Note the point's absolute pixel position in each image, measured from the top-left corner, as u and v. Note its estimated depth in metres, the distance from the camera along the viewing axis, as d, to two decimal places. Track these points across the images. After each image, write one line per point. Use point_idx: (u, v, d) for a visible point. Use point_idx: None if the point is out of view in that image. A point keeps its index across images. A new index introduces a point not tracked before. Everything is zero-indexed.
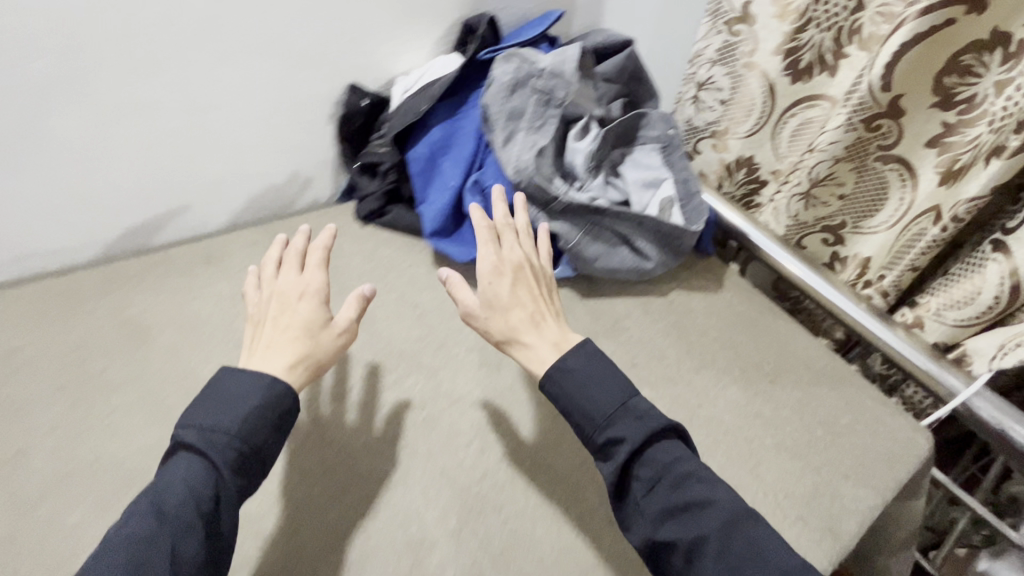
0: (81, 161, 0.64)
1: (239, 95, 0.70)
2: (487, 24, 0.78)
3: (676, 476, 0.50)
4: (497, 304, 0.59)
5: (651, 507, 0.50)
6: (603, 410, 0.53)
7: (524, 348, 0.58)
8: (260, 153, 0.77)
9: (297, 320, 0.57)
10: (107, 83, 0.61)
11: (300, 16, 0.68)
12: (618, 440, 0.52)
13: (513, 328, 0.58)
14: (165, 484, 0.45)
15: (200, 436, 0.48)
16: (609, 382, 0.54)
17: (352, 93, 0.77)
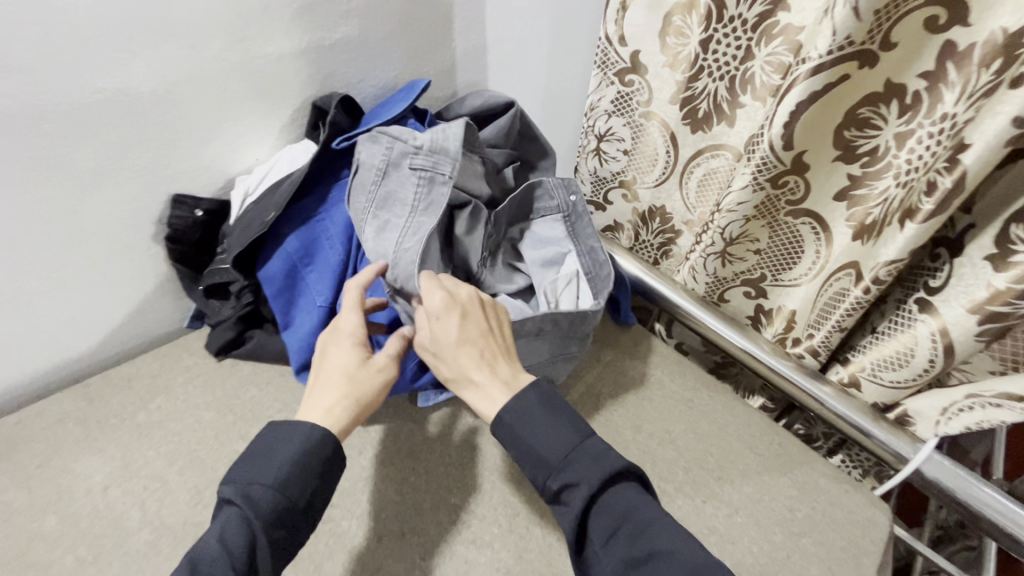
0: None
1: (14, 228, 0.54)
2: (338, 104, 0.67)
3: (636, 525, 0.45)
4: (445, 343, 0.52)
5: (610, 560, 0.44)
6: (557, 453, 0.48)
7: (476, 390, 0.52)
8: (58, 295, 0.60)
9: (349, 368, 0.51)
10: None
11: (80, 133, 0.53)
12: (573, 487, 0.47)
13: (462, 371, 0.52)
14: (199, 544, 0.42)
15: (241, 483, 0.45)
16: (564, 427, 0.50)
17: (178, 206, 0.63)
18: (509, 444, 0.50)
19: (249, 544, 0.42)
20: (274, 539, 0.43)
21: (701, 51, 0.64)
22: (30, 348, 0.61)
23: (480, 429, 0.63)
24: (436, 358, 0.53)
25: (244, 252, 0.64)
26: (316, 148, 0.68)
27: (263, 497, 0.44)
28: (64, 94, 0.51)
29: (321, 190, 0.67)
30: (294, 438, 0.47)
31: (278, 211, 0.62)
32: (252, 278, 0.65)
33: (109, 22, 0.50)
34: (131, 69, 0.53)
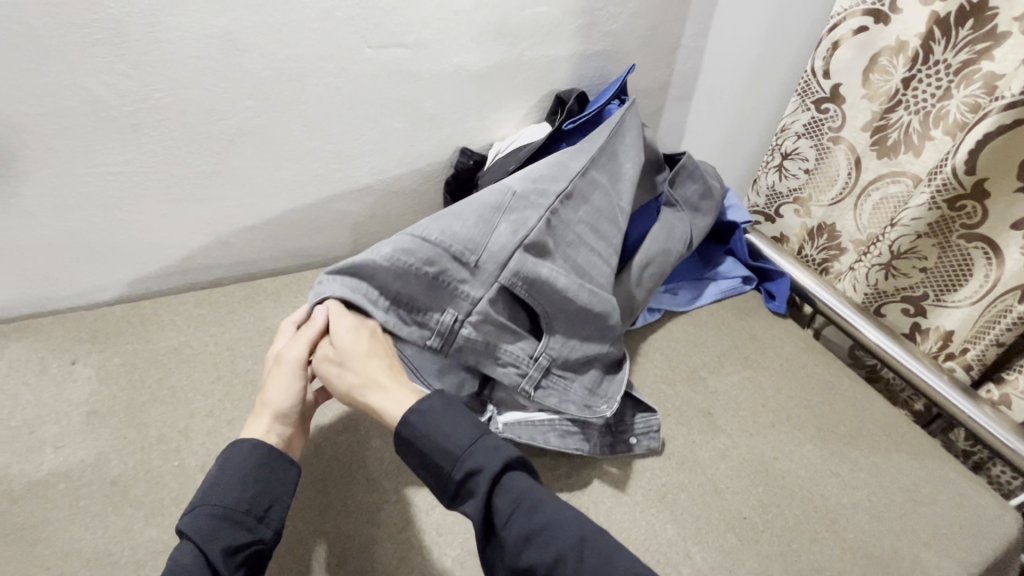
0: (247, 192, 0.77)
1: (378, 143, 0.83)
2: (576, 98, 0.89)
3: (531, 505, 0.49)
4: (354, 354, 0.57)
5: (512, 537, 0.48)
6: (461, 445, 0.51)
7: (383, 393, 0.56)
8: (379, 196, 0.89)
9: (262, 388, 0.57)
10: (285, 135, 0.75)
11: (432, 89, 0.81)
12: (476, 474, 0.50)
13: (368, 378, 0.56)
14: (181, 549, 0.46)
15: (196, 517, 0.48)
16: (465, 422, 0.53)
17: (462, 155, 0.90)
18: (407, 443, 0.53)
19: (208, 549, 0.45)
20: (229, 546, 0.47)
21: (902, 87, 0.75)
22: (352, 228, 0.90)
23: (644, 354, 0.80)
24: (340, 368, 0.57)
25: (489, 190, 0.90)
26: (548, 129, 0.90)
27: (209, 517, 0.47)
28: (431, 63, 0.78)
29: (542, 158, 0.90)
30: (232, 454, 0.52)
31: (516, 166, 0.87)
32: None
33: (466, 23, 0.76)
34: (468, 53, 0.80)
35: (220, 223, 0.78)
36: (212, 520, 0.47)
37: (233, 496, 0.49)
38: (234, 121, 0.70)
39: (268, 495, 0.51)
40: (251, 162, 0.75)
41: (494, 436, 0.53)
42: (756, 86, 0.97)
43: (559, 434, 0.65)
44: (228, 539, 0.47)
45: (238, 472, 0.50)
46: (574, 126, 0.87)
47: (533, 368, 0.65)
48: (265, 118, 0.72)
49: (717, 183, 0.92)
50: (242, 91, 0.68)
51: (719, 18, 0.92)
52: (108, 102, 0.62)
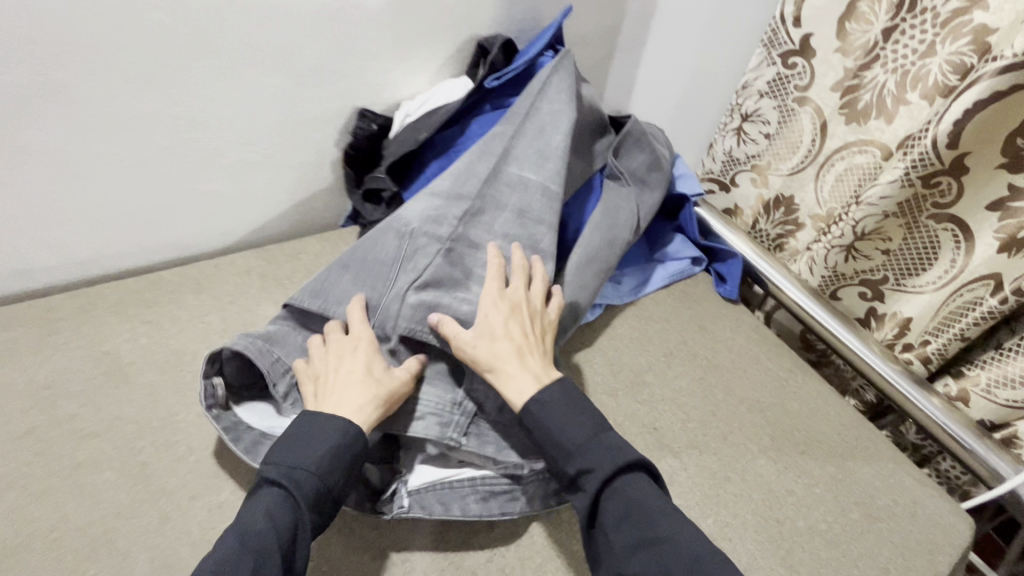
0: (63, 174, 0.58)
1: (246, 105, 0.64)
2: (500, 47, 0.73)
3: (645, 510, 0.46)
4: (489, 333, 0.53)
5: (620, 542, 0.45)
6: (574, 440, 0.49)
7: (508, 381, 0.52)
8: (258, 173, 0.71)
9: (355, 367, 0.51)
10: (103, 94, 0.55)
11: (314, 34, 0.63)
12: (588, 473, 0.47)
13: (496, 357, 0.52)
14: (249, 519, 0.42)
15: (287, 468, 0.44)
16: (581, 416, 0.50)
17: (360, 120, 0.72)
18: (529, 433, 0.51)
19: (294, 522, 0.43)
20: (316, 519, 0.44)
21: (882, 39, 0.65)
22: (226, 216, 0.72)
23: (583, 358, 0.69)
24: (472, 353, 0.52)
25: (396, 162, 0.74)
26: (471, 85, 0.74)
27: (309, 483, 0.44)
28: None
29: (461, 124, 0.75)
30: (323, 424, 0.47)
31: (429, 133, 0.71)
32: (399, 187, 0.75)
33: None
34: None
35: (28, 215, 0.59)
36: (302, 475, 0.44)
37: (325, 459, 0.45)
38: (17, 76, 0.51)
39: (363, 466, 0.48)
40: (61, 134, 0.56)
41: (612, 437, 0.50)
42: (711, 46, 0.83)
43: (479, 497, 0.54)
44: (312, 501, 0.44)
45: (334, 438, 0.46)
46: (497, 84, 0.72)
47: (455, 412, 0.55)
48: (69, 71, 0.53)
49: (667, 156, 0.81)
50: (22, 33, 0.49)
51: None
52: None
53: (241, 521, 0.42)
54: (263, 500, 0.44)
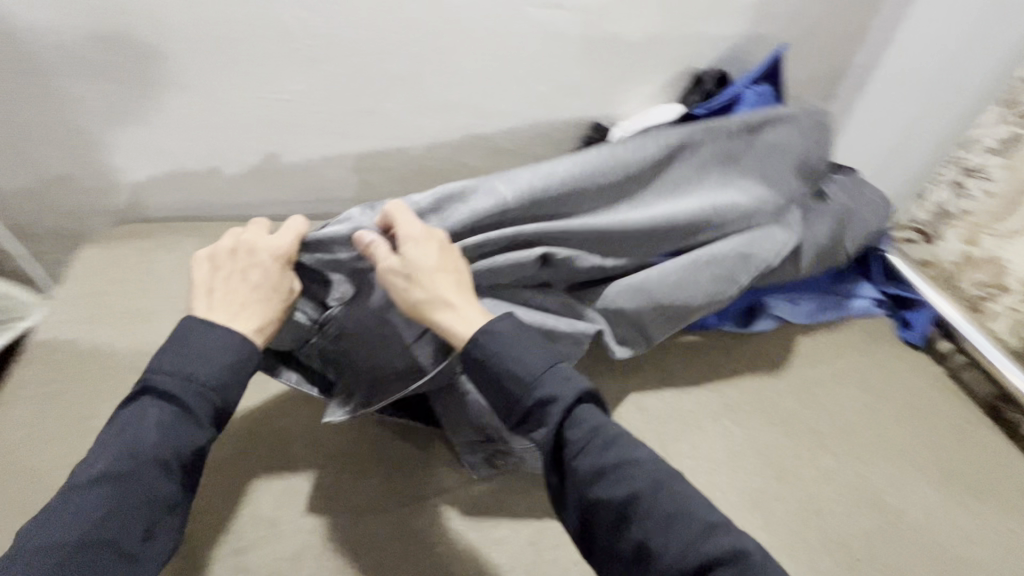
0: (387, 136, 0.80)
1: (515, 106, 0.82)
2: (716, 79, 0.83)
3: (606, 438, 0.48)
4: (421, 266, 0.55)
5: (582, 469, 0.47)
6: (532, 369, 0.50)
7: (453, 313, 0.54)
8: (509, 158, 0.88)
9: (252, 283, 0.54)
10: (430, 84, 0.76)
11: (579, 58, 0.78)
12: (547, 404, 0.49)
13: (438, 295, 0.54)
14: (136, 434, 0.46)
15: (179, 379, 0.48)
16: (533, 345, 0.52)
17: (594, 130, 0.86)
18: (477, 366, 0.52)
19: (176, 442, 0.47)
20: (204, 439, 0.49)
21: None
22: None
23: (758, 359, 0.76)
24: (408, 281, 0.54)
25: None
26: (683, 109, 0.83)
27: (202, 404, 0.48)
28: (591, 28, 0.75)
29: None
30: (214, 340, 0.50)
31: None
32: None
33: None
34: (627, 22, 0.76)
35: (359, 161, 0.82)
36: (195, 393, 0.48)
37: (213, 377, 0.49)
38: (391, 66, 0.73)
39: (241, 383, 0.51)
40: (402, 107, 0.77)
41: (565, 366, 0.52)
42: (928, 108, 0.90)
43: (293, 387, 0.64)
44: (207, 412, 0.49)
45: (231, 346, 0.50)
46: (701, 112, 0.79)
47: (318, 332, 0.62)
48: (417, 66, 0.73)
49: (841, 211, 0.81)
50: (403, 37, 0.70)
51: (903, 32, 0.86)
52: (296, 34, 0.67)
53: (125, 435, 0.46)
54: (148, 416, 0.47)
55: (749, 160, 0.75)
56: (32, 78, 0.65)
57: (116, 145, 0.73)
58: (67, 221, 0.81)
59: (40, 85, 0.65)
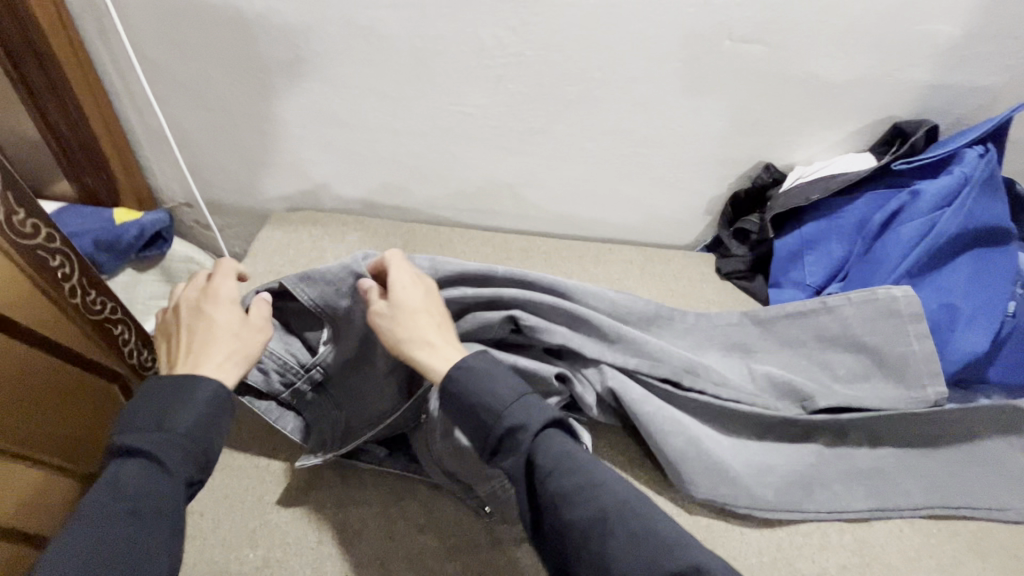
0: (551, 157, 0.81)
1: (686, 140, 0.79)
2: (925, 131, 0.72)
3: (571, 462, 0.46)
4: (407, 307, 0.55)
5: (547, 494, 0.45)
6: (502, 400, 0.48)
7: (430, 351, 0.53)
8: (665, 191, 0.85)
9: (213, 326, 0.54)
10: (605, 111, 0.75)
11: (766, 97, 0.74)
12: (517, 432, 0.47)
13: (415, 336, 0.54)
14: (119, 488, 0.42)
15: (162, 439, 0.45)
16: (509, 377, 0.50)
17: (766, 172, 0.81)
18: (451, 401, 0.50)
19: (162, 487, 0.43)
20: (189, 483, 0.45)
21: None
22: (625, 215, 0.89)
23: None
24: (390, 321, 0.54)
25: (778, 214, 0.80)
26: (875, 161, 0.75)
27: (184, 448, 0.46)
28: (786, 68, 0.71)
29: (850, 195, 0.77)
30: (193, 397, 0.48)
31: (822, 195, 0.76)
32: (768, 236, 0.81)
33: (846, 30, 0.68)
34: (828, 64, 0.71)
35: (519, 177, 0.83)
36: (188, 448, 0.46)
37: (194, 439, 0.46)
38: (572, 90, 0.73)
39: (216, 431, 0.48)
40: (573, 131, 0.78)
41: (536, 397, 0.49)
42: None
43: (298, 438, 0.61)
44: (193, 469, 0.46)
45: (215, 406, 0.49)
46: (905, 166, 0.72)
47: (301, 378, 0.60)
48: (597, 92, 0.73)
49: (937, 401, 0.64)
50: (590, 63, 0.70)
51: None
52: (490, 51, 0.69)
53: (104, 493, 0.42)
54: (123, 474, 0.43)
55: (768, 348, 0.70)
56: (255, 77, 0.72)
57: (308, 139, 0.79)
58: (247, 203, 0.88)
59: (260, 80, 0.72)
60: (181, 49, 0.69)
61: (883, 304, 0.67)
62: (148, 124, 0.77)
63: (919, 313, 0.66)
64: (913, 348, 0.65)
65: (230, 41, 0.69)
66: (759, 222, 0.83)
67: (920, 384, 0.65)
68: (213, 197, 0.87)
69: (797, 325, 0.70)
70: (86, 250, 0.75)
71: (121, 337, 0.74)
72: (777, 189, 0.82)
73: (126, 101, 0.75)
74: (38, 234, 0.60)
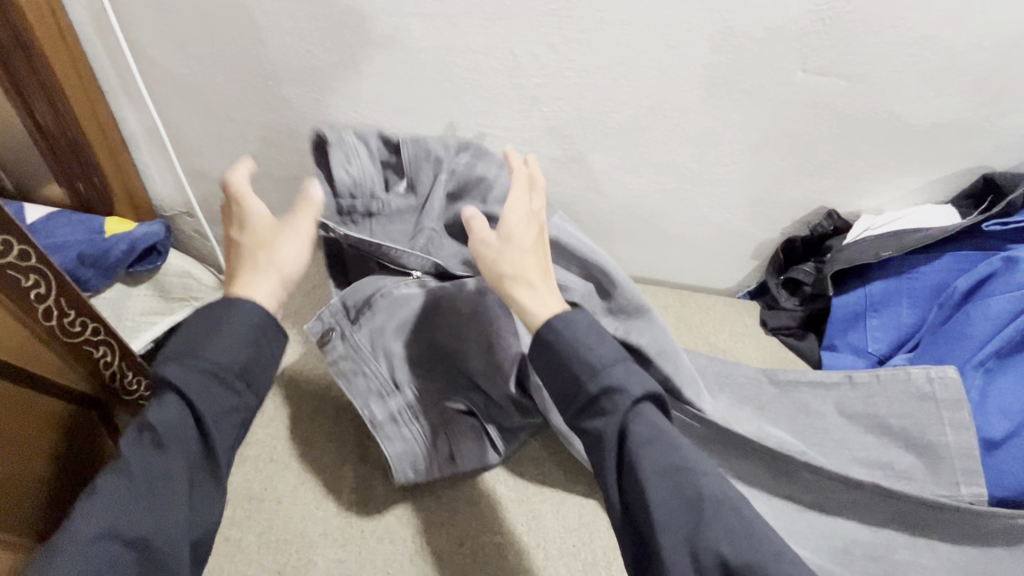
0: (585, 188, 0.72)
1: (740, 178, 0.69)
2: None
3: (668, 440, 0.43)
4: (514, 245, 0.51)
5: (640, 468, 0.43)
6: (599, 363, 0.46)
7: (533, 292, 0.50)
8: (709, 231, 0.76)
9: (263, 241, 0.50)
10: (652, 142, 0.67)
11: (838, 135, 0.64)
12: (614, 393, 0.44)
13: (518, 268, 0.50)
14: (163, 430, 0.42)
15: (188, 369, 0.43)
16: (606, 338, 0.47)
17: (827, 219, 0.72)
18: (544, 348, 0.48)
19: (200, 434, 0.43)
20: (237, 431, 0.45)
21: None
22: (660, 253, 0.80)
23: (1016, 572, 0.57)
24: (496, 253, 0.51)
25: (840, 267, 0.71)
26: (960, 218, 0.67)
27: (225, 394, 0.44)
28: (865, 105, 0.62)
29: (927, 253, 0.69)
30: (230, 326, 0.45)
31: (895, 253, 0.67)
32: (825, 290, 0.73)
33: (942, 67, 0.58)
34: (916, 103, 0.61)
35: (549, 206, 0.75)
36: (213, 382, 0.44)
37: (223, 391, 0.44)
38: (616, 117, 0.64)
39: (263, 361, 0.47)
40: (612, 161, 0.69)
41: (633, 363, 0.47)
42: None
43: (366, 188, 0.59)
44: (218, 403, 0.44)
45: (244, 330, 0.46)
46: (996, 226, 0.64)
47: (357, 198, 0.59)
48: (645, 120, 0.64)
49: (968, 504, 0.57)
50: (641, 88, 0.61)
51: None
52: (526, 69, 0.61)
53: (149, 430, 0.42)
54: (162, 408, 0.42)
55: None
56: (263, 84, 0.65)
57: None
58: None
59: (269, 87, 0.65)
60: (184, 51, 0.63)
61: (913, 384, 0.61)
62: (148, 129, 0.71)
63: (957, 398, 0.59)
64: (947, 440, 0.59)
65: (238, 44, 0.62)
66: (815, 274, 0.74)
67: (953, 481, 0.58)
68: (213, 208, 0.80)
69: (814, 392, 0.66)
70: (68, 265, 0.70)
71: (103, 360, 0.68)
72: (839, 239, 0.73)
73: (125, 103, 0.68)
74: (8, 253, 0.54)
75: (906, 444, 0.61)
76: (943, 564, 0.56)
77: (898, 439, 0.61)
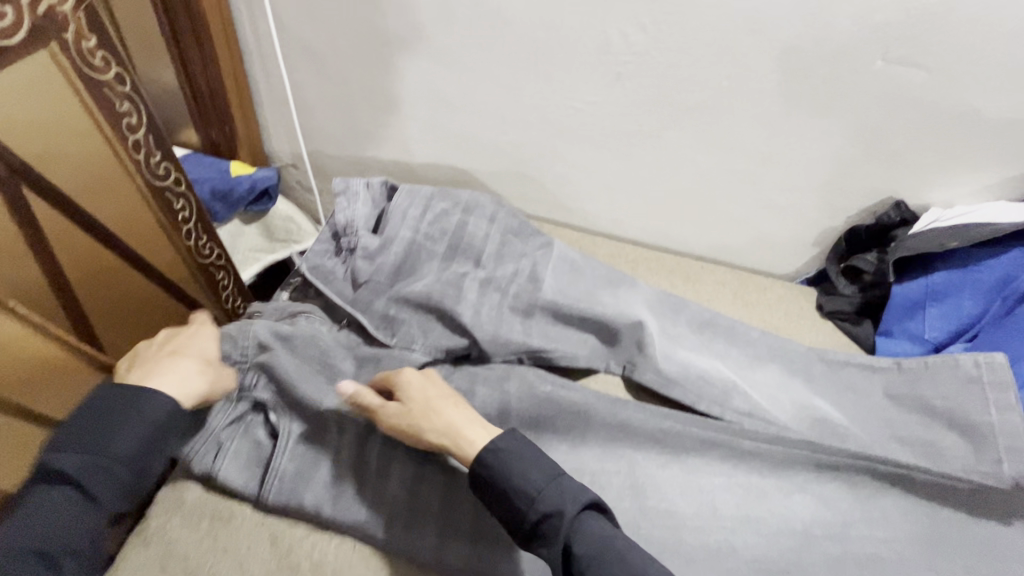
0: (656, 163, 0.77)
1: (807, 163, 0.73)
2: None
3: (615, 552, 0.46)
4: (426, 403, 0.57)
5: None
6: (533, 484, 0.49)
7: (458, 439, 0.54)
8: (771, 214, 0.79)
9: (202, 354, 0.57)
10: (725, 123, 0.71)
11: (913, 125, 0.66)
12: (554, 518, 0.48)
13: (446, 421, 0.55)
14: (41, 522, 0.45)
15: (84, 464, 0.47)
16: (537, 456, 0.51)
17: (894, 209, 0.74)
18: (483, 484, 0.51)
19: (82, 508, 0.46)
20: (120, 498, 0.48)
21: None
22: (721, 234, 0.84)
23: None
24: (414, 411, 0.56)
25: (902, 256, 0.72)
26: None
27: (109, 474, 0.47)
28: (942, 96, 0.63)
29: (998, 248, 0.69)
30: (137, 415, 0.49)
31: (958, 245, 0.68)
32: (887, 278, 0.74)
33: None
34: (997, 97, 0.62)
35: (621, 179, 0.80)
36: (105, 477, 0.47)
37: (110, 470, 0.47)
38: (694, 95, 0.69)
39: (155, 448, 0.50)
40: (685, 139, 0.74)
41: (568, 477, 0.50)
42: None
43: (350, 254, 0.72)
44: (116, 502, 0.48)
45: (145, 430, 0.49)
46: None
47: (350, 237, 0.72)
48: (721, 100, 0.69)
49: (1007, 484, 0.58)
50: (721, 69, 0.66)
51: None
52: (615, 48, 0.67)
53: (35, 522, 0.45)
54: (57, 490, 0.46)
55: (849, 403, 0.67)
56: (377, 51, 0.73)
57: (416, 117, 0.80)
58: (347, 172, 0.90)
59: (380, 54, 0.74)
60: (313, 18, 0.72)
61: (959, 369, 0.64)
62: (271, 86, 0.81)
63: (1003, 381, 0.61)
64: (990, 419, 0.61)
65: (360, 14, 0.70)
66: (877, 263, 0.76)
67: (995, 457, 0.59)
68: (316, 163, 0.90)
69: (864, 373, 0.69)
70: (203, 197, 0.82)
71: (220, 282, 0.80)
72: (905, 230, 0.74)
73: (257, 63, 0.79)
74: (168, 177, 0.67)
75: (950, 424, 0.63)
76: (978, 540, 0.58)
77: (937, 418, 0.64)
